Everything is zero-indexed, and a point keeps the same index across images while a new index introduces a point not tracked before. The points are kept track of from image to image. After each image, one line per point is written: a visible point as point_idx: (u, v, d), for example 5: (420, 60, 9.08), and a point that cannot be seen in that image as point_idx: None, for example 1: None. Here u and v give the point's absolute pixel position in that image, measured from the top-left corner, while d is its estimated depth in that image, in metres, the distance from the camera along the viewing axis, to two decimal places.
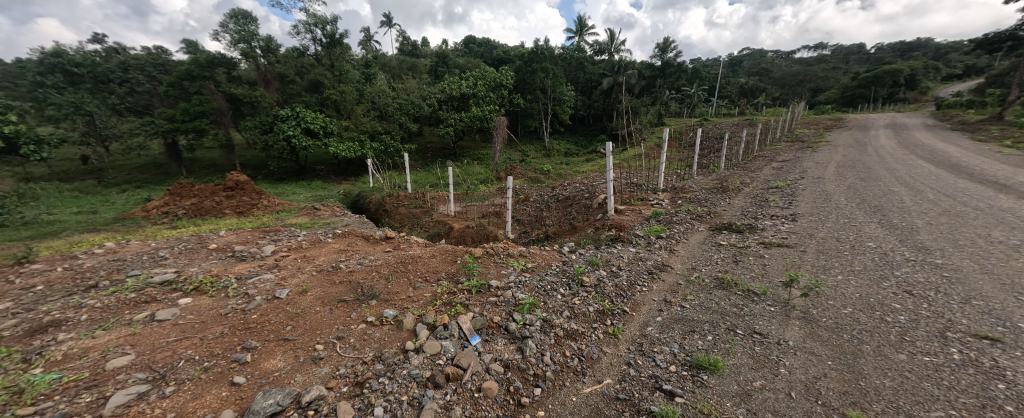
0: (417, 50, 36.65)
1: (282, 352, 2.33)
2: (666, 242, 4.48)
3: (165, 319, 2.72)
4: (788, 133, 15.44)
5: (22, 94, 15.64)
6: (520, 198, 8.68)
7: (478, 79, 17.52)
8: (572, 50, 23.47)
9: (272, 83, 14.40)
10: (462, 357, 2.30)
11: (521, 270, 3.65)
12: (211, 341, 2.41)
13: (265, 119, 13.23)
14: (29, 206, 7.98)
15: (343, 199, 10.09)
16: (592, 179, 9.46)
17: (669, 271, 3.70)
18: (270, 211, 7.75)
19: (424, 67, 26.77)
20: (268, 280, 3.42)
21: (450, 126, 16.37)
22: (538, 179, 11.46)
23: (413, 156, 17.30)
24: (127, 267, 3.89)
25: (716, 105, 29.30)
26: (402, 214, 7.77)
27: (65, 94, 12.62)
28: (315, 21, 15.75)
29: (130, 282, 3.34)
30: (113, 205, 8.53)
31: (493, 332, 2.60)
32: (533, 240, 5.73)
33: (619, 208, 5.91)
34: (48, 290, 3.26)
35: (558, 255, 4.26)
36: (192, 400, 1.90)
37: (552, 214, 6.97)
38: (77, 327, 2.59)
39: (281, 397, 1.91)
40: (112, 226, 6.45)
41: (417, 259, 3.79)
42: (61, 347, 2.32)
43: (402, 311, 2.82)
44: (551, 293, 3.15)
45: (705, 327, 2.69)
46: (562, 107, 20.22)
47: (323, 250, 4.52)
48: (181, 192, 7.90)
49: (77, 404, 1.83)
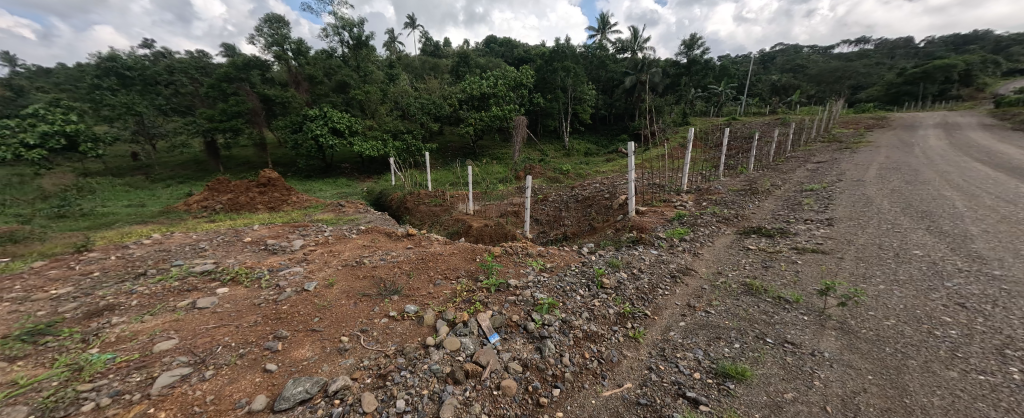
0: (439, 51, 37.17)
1: (310, 342, 2.42)
2: (690, 245, 4.34)
3: (206, 307, 2.89)
4: (825, 133, 14.61)
5: (81, 95, 17.02)
6: (540, 198, 8.64)
7: (499, 78, 17.57)
8: (593, 48, 23.20)
9: (302, 84, 14.99)
10: (481, 354, 2.33)
11: (540, 270, 3.64)
12: (246, 329, 2.54)
13: (295, 118, 13.80)
14: (87, 199, 8.69)
15: (367, 196, 10.40)
16: (613, 179, 9.32)
17: (693, 275, 3.60)
18: (298, 207, 8.07)
19: (446, 67, 27.20)
20: (298, 272, 3.58)
21: (471, 125, 16.55)
22: (557, 178, 11.38)
23: (434, 155, 17.60)
24: (171, 257, 4.17)
25: (746, 104, 28.13)
26: (423, 212, 7.93)
27: (119, 95, 13.66)
28: (343, 23, 16.30)
29: (174, 271, 3.57)
30: (159, 199, 9.14)
31: (512, 331, 2.61)
32: (551, 240, 5.71)
33: (641, 209, 5.79)
34: (104, 276, 3.54)
35: (578, 255, 4.21)
36: (229, 384, 2.01)
37: (571, 214, 6.92)
38: (129, 311, 2.79)
39: (310, 386, 1.99)
40: (157, 219, 6.92)
41: (438, 256, 3.86)
42: (115, 329, 2.51)
43: (423, 307, 2.87)
44: (571, 293, 3.13)
45: (733, 334, 2.59)
46: (583, 107, 20.00)
47: (347, 245, 4.68)
48: (218, 188, 8.36)
49: (129, 383, 1.97)
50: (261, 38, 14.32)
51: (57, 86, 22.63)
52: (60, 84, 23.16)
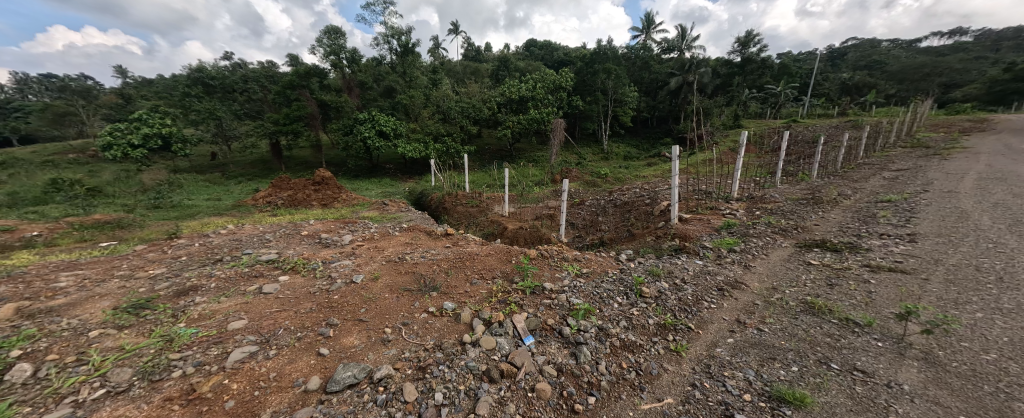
0: (480, 56, 38.04)
1: (358, 331, 2.59)
2: (740, 256, 4.05)
3: (269, 292, 3.20)
4: (907, 137, 12.91)
5: (174, 102, 19.54)
6: (576, 202, 8.53)
7: (538, 81, 17.58)
8: (637, 48, 22.50)
9: (354, 90, 16.04)
10: (516, 354, 2.35)
11: (577, 275, 3.59)
12: (303, 315, 2.77)
13: (347, 122, 14.81)
14: (175, 193, 9.97)
15: (409, 195, 10.88)
16: (654, 184, 8.96)
17: (743, 289, 3.36)
18: (347, 204, 8.65)
19: (486, 71, 27.75)
20: (347, 265, 3.84)
21: (509, 128, 16.76)
22: (594, 182, 11.14)
23: (472, 157, 18.01)
24: (242, 245, 4.66)
25: (809, 105, 25.70)
26: (460, 213, 8.14)
27: (203, 102, 15.53)
28: (392, 32, 17.26)
29: (245, 259, 4.00)
30: (231, 194, 10.25)
31: (546, 334, 2.60)
32: (587, 245, 5.59)
33: (685, 216, 5.50)
34: (190, 260, 4.05)
35: (616, 262, 4.10)
36: (289, 364, 2.21)
37: (609, 219, 6.74)
38: (209, 292, 3.17)
39: (358, 371, 2.12)
40: (230, 211, 7.75)
41: (474, 256, 3.95)
42: (198, 307, 2.87)
43: (460, 305, 2.96)
44: (607, 300, 3.06)
45: (790, 356, 2.38)
46: (624, 109, 19.40)
47: (391, 242, 4.93)
48: (281, 185, 9.20)
49: (209, 356, 2.24)
50: (320, 49, 15.47)
51: (155, 93, 26.22)
52: (157, 92, 26.73)
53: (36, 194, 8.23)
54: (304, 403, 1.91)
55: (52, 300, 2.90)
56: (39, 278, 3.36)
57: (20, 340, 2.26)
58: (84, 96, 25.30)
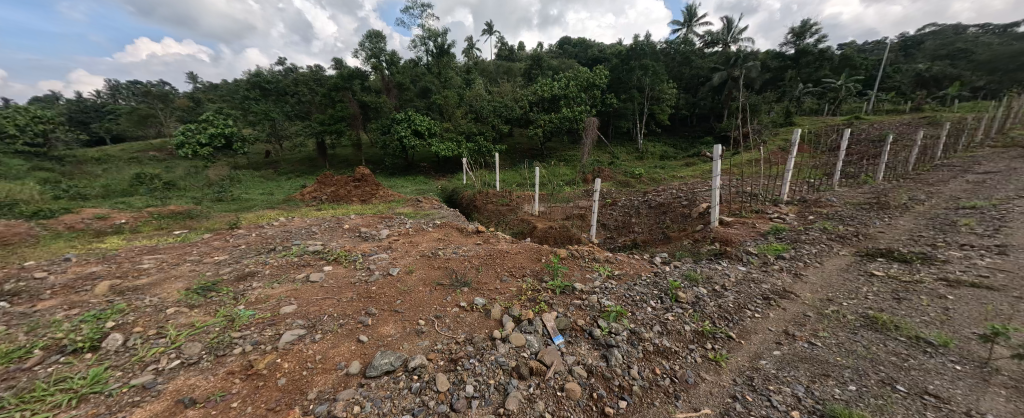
0: (513, 55, 38.21)
1: (394, 321, 2.71)
2: (790, 264, 3.77)
3: (315, 280, 3.44)
4: (997, 135, 11.28)
5: (235, 104, 21.43)
6: (608, 202, 8.33)
7: (572, 79, 17.33)
8: (677, 43, 21.52)
9: (392, 91, 16.70)
10: (545, 353, 2.35)
11: (608, 277, 3.52)
12: (345, 303, 2.95)
13: (385, 122, 15.47)
14: (235, 188, 10.94)
15: (441, 193, 11.17)
16: (693, 185, 8.54)
17: (792, 299, 3.12)
18: (384, 200, 9.05)
19: (519, 70, 27.83)
20: (385, 258, 4.03)
21: (540, 127, 16.69)
22: (627, 183, 10.81)
23: (503, 156, 18.15)
24: (291, 237, 5.03)
25: (874, 100, 23.23)
26: (490, 211, 8.25)
27: (260, 105, 16.90)
28: (428, 34, 17.78)
29: (295, 249, 4.32)
30: (282, 189, 11.08)
31: (577, 335, 2.58)
32: (619, 247, 5.45)
33: (726, 219, 5.21)
34: (248, 248, 4.45)
35: (650, 265, 3.97)
36: (333, 348, 2.36)
37: (642, 220, 6.53)
38: (264, 278, 3.47)
39: (394, 359, 2.22)
40: (281, 205, 8.40)
41: (504, 254, 3.99)
42: (255, 291, 3.14)
43: (491, 301, 3.00)
44: (641, 304, 2.97)
45: (846, 374, 2.19)
46: (661, 107, 18.64)
47: (425, 237, 5.11)
48: (326, 181, 9.81)
49: (264, 336, 2.45)
50: (363, 52, 16.24)
51: (220, 97, 28.94)
52: (222, 96, 29.46)
53: (123, 187, 9.38)
54: (345, 386, 2.04)
55: (137, 279, 3.31)
56: (126, 260, 3.84)
57: (113, 312, 2.61)
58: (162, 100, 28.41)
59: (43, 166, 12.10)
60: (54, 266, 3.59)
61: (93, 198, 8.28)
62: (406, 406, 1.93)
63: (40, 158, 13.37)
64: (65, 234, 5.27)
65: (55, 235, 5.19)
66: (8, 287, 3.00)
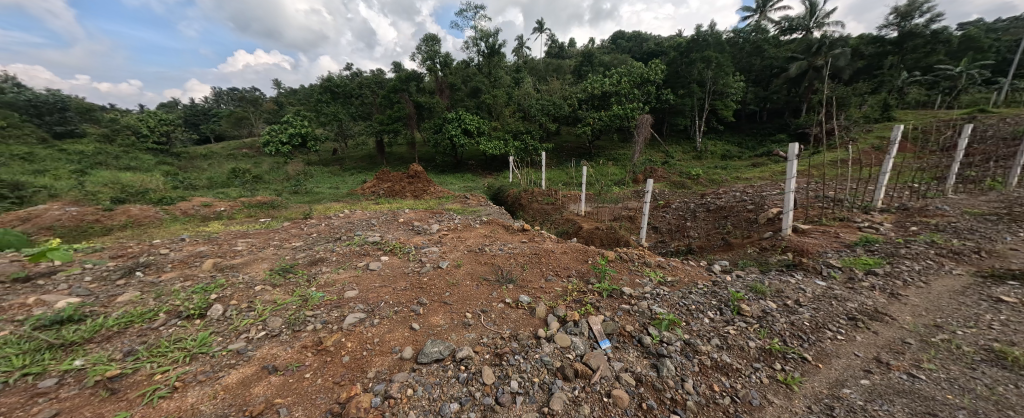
0: (564, 52, 37.65)
1: (443, 312, 2.83)
2: (884, 281, 3.26)
3: (374, 268, 3.72)
4: None
5: (309, 107, 23.82)
6: (660, 204, 7.88)
7: (625, 75, 16.61)
8: (747, 31, 19.64)
9: (445, 92, 17.37)
10: (591, 356, 2.30)
11: (660, 283, 3.34)
12: (399, 292, 3.14)
13: (437, 121, 16.15)
14: (307, 182, 12.17)
15: (488, 190, 11.41)
16: (760, 188, 7.76)
17: (886, 322, 2.70)
18: (434, 196, 9.46)
19: (569, 67, 27.36)
20: (435, 251, 4.22)
21: (589, 125, 16.29)
22: (682, 183, 10.13)
23: (551, 154, 18.01)
24: (354, 228, 5.48)
25: (1007, 89, 19.12)
26: (535, 209, 8.23)
27: (330, 106, 18.60)
28: (480, 35, 18.16)
29: (356, 239, 4.70)
30: (345, 184, 12.11)
31: (625, 341, 2.49)
32: (671, 251, 5.13)
33: (801, 226, 4.65)
34: (318, 236, 4.95)
35: (708, 273, 3.69)
36: (388, 332, 2.53)
37: (699, 225, 6.08)
38: (332, 264, 3.84)
39: (443, 348, 2.32)
40: (344, 198, 9.18)
41: (550, 253, 3.96)
42: (325, 275, 3.49)
43: (536, 300, 3.01)
44: (697, 314, 2.78)
45: (960, 415, 1.84)
46: (725, 102, 17.12)
47: (472, 233, 5.26)
48: (383, 177, 10.52)
49: (331, 317, 2.70)
50: (419, 55, 17.08)
51: (297, 100, 32.37)
52: (298, 99, 32.95)
53: (221, 179, 10.91)
54: (399, 369, 2.18)
55: (234, 259, 3.86)
56: (224, 242, 4.47)
57: (215, 286, 3.05)
58: (252, 103, 32.52)
59: (165, 160, 14.52)
60: (174, 244, 4.30)
61: (200, 188, 9.75)
62: (453, 394, 2.01)
63: (162, 154, 16.05)
64: (179, 218, 6.26)
65: (173, 219, 6.19)
66: (142, 259, 3.66)
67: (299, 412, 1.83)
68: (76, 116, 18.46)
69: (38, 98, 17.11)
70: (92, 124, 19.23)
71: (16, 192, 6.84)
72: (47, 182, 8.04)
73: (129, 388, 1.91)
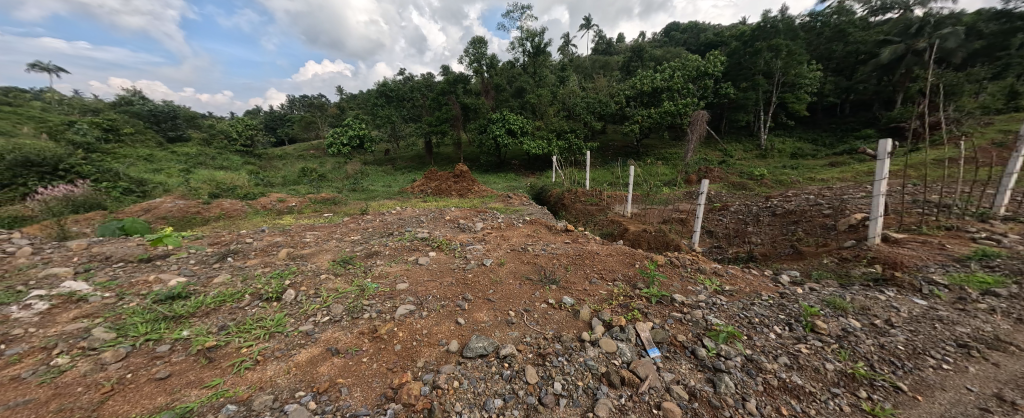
0: (612, 48, 36.37)
1: (486, 309, 2.88)
2: (1008, 305, 2.71)
3: (422, 263, 3.90)
4: None
5: (367, 110, 25.61)
6: (716, 206, 7.31)
7: (678, 69, 15.65)
8: (825, 14, 17.48)
9: (490, 92, 17.67)
10: (639, 364, 2.20)
11: (717, 292, 3.10)
12: (446, 287, 3.26)
13: (483, 122, 16.50)
14: (363, 180, 13.12)
15: (530, 190, 11.42)
16: (840, 190, 6.86)
17: (1011, 354, 2.24)
18: (478, 195, 9.68)
19: (617, 64, 26.45)
20: (479, 249, 4.32)
21: (637, 123, 15.59)
22: (742, 185, 9.30)
23: (595, 154, 17.57)
24: (404, 224, 5.80)
25: None
26: (578, 209, 8.08)
27: (385, 109, 19.84)
28: (526, 35, 18.20)
29: (407, 234, 4.97)
30: (396, 182, 12.86)
31: (676, 351, 2.35)
32: (728, 257, 4.73)
33: (892, 236, 4.04)
34: (373, 231, 5.31)
35: (774, 284, 3.34)
36: (435, 325, 2.64)
37: (762, 230, 5.55)
38: (385, 257, 4.10)
39: (487, 345, 2.36)
40: (395, 196, 9.74)
41: (595, 255, 3.87)
42: (379, 268, 3.74)
43: (580, 302, 2.95)
44: (761, 328, 2.54)
45: None
46: (797, 94, 15.36)
47: (515, 232, 5.30)
48: (431, 176, 10.99)
49: (384, 307, 2.88)
50: (466, 58, 17.52)
51: (356, 104, 35.03)
52: (357, 103, 35.67)
53: (293, 177, 12.16)
54: (446, 361, 2.26)
55: (303, 249, 4.28)
56: (295, 234, 4.97)
57: (289, 273, 3.42)
58: (319, 108, 35.84)
59: (249, 160, 16.56)
60: (256, 235, 4.88)
61: (276, 185, 10.97)
62: (498, 390, 2.04)
63: (247, 155, 18.30)
64: (259, 212, 7.10)
65: (255, 212, 7.03)
66: (232, 247, 4.20)
67: (357, 392, 1.98)
68: (183, 123, 21.68)
69: (157, 108, 20.39)
70: (195, 129, 22.51)
71: (140, 188, 8.21)
72: (163, 179, 9.57)
73: (222, 358, 2.20)
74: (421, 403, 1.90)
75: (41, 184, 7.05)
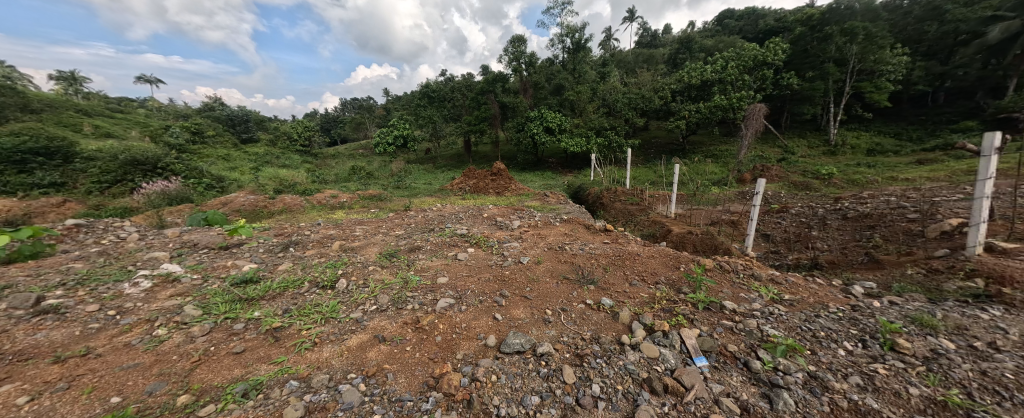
0: (657, 40, 34.70)
1: (523, 306, 2.90)
2: None
3: (461, 258, 4.02)
4: None
5: (411, 111, 26.77)
6: (774, 208, 6.72)
7: (731, 60, 14.55)
8: None
9: (529, 91, 17.65)
10: (684, 373, 2.10)
11: (774, 302, 2.85)
12: (484, 283, 3.32)
13: (520, 120, 16.51)
14: (406, 177, 13.75)
15: (568, 188, 11.27)
16: (930, 192, 5.99)
17: None
18: (516, 193, 9.74)
19: (663, 57, 25.22)
20: (516, 247, 4.35)
21: (684, 119, 14.75)
22: (805, 185, 8.46)
23: (637, 151, 16.91)
24: (445, 220, 5.98)
25: None
26: (617, 209, 7.84)
27: (428, 110, 20.60)
28: (566, 31, 17.92)
29: (446, 230, 5.13)
30: (437, 180, 13.30)
31: (726, 361, 2.20)
32: (787, 263, 4.33)
33: (999, 245, 3.44)
34: (415, 226, 5.54)
35: (845, 296, 3.00)
36: (474, 319, 2.71)
37: (828, 234, 5.01)
38: (426, 251, 4.27)
39: (524, 342, 2.37)
40: (436, 193, 10.10)
41: (636, 256, 3.73)
42: (421, 261, 3.91)
43: (619, 304, 2.87)
44: (828, 343, 2.31)
45: None
46: (876, 83, 13.60)
47: (553, 231, 5.27)
48: (469, 174, 11.23)
49: (426, 300, 3.00)
50: (506, 57, 17.58)
51: (401, 105, 36.75)
52: (402, 104, 37.42)
53: (344, 175, 13.05)
54: (484, 355, 2.31)
55: (353, 242, 4.59)
56: (346, 228, 5.34)
57: (341, 264, 3.69)
58: (368, 110, 38.09)
59: (307, 159, 18.05)
60: (312, 227, 5.32)
61: (329, 182, 11.85)
62: (535, 387, 2.05)
63: (305, 154, 19.95)
64: (315, 206, 7.71)
65: (311, 207, 7.65)
66: (292, 238, 4.62)
67: (401, 379, 2.09)
68: (253, 125, 24.12)
69: (233, 113, 22.89)
70: (262, 131, 24.95)
71: (219, 184, 9.29)
72: (237, 176, 10.73)
73: (286, 338, 2.44)
74: (461, 393, 1.96)
75: (143, 180, 8.22)
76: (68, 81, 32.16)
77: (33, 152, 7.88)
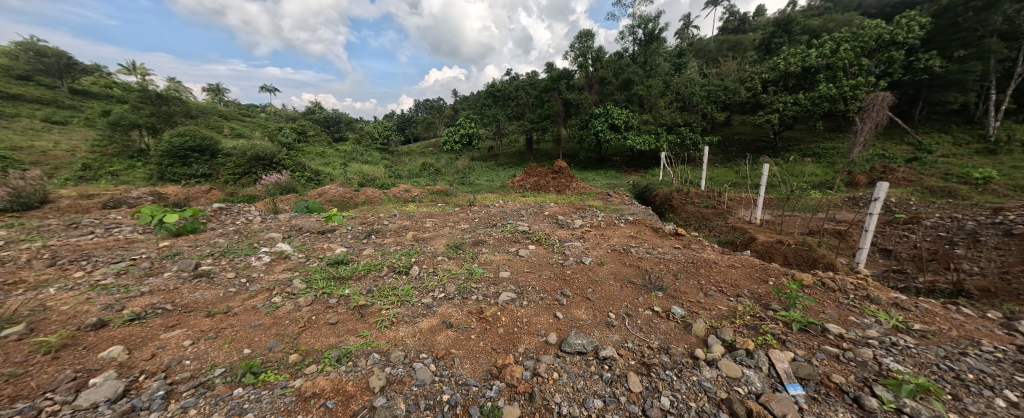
0: (745, 24, 30.93)
1: (585, 307, 2.84)
2: None
3: (522, 254, 4.07)
4: None
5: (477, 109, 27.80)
6: (898, 218, 5.57)
7: (844, 42, 12.32)
8: None
9: (595, 86, 17.02)
10: (773, 399, 1.86)
11: (897, 331, 2.37)
12: (545, 280, 3.33)
13: (584, 117, 15.98)
14: (471, 174, 14.38)
15: (632, 188, 10.70)
16: None
17: None
18: (577, 192, 9.54)
19: (751, 43, 22.43)
20: (578, 246, 4.26)
21: (777, 112, 12.96)
22: (946, 191, 6.83)
23: (716, 149, 15.34)
24: (507, 217, 6.11)
25: None
26: (690, 211, 7.21)
27: (493, 108, 21.18)
28: (639, 21, 16.91)
29: (508, 226, 5.24)
30: (496, 178, 13.51)
31: (829, 393, 1.89)
32: (915, 286, 3.55)
33: None
34: (478, 221, 5.75)
35: (1006, 334, 2.36)
36: (534, 315, 2.73)
37: (980, 254, 3.99)
38: (489, 246, 4.41)
39: (586, 343, 2.32)
40: (498, 190, 10.37)
41: (713, 265, 3.40)
42: (484, 255, 4.05)
43: (693, 314, 2.65)
44: (979, 390, 1.84)
45: None
46: None
47: (617, 232, 5.05)
48: (531, 171, 11.29)
49: (489, 292, 3.10)
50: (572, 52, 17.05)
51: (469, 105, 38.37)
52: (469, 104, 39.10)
53: (416, 171, 14.11)
54: (545, 351, 2.32)
55: (422, 233, 4.94)
56: (417, 220, 5.77)
57: (414, 253, 3.99)
58: (438, 110, 40.52)
59: (385, 156, 19.90)
60: (388, 218, 5.85)
61: (403, 177, 12.91)
62: (598, 391, 2.00)
63: (383, 150, 22.01)
64: (391, 199, 8.47)
65: (387, 199, 8.42)
66: (373, 227, 5.13)
67: (466, 364, 2.20)
68: (343, 126, 27.29)
69: (328, 116, 26.18)
70: (350, 131, 28.09)
71: (315, 177, 10.70)
72: (329, 170, 12.27)
73: (369, 314, 2.73)
74: (524, 386, 1.99)
75: (262, 172, 9.86)
76: (213, 92, 39.93)
77: (190, 149, 9.90)
